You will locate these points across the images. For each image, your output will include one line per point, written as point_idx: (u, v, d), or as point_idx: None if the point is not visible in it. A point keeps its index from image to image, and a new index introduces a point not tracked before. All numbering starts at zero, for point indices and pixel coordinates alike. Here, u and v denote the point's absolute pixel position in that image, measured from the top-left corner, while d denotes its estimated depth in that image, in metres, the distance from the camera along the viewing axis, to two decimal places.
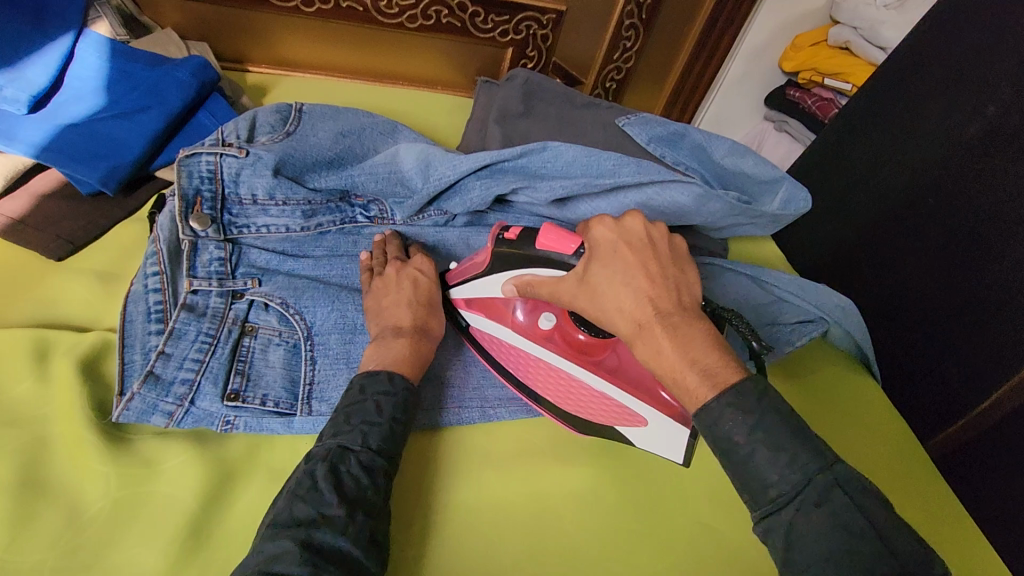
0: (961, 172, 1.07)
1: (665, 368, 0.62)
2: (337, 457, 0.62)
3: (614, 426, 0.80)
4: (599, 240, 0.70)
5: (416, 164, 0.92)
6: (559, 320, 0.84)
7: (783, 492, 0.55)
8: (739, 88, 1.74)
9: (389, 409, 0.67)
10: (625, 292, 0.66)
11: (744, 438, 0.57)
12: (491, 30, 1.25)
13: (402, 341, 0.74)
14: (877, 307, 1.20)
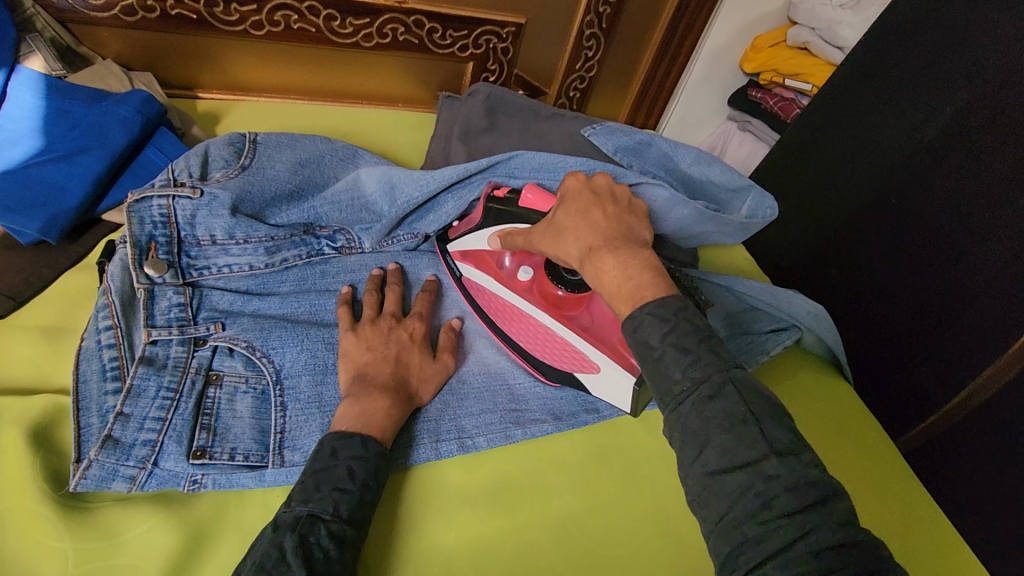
0: (919, 169, 0.87)
1: (606, 286, 0.53)
2: (306, 527, 0.46)
3: (573, 373, 0.68)
4: (570, 188, 0.62)
5: (380, 184, 0.74)
6: (537, 273, 0.70)
7: (687, 389, 0.44)
8: (703, 90, 1.30)
9: (364, 474, 0.51)
10: (581, 228, 0.57)
11: (659, 339, 0.46)
12: (450, 45, 0.98)
13: (381, 398, 0.56)
14: (848, 307, 0.96)
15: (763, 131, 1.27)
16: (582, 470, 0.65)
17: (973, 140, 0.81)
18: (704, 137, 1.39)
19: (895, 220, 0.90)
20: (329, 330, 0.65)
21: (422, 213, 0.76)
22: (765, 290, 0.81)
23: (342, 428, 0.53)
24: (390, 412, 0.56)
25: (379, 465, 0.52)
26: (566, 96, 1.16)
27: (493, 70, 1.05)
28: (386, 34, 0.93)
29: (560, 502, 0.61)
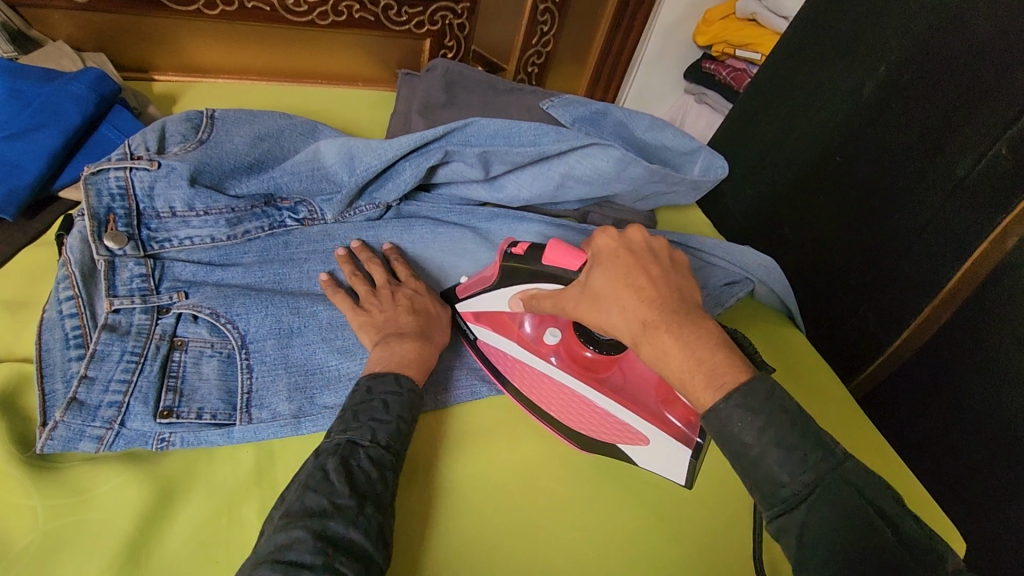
0: (859, 130, 0.92)
1: (672, 373, 0.48)
2: (347, 450, 0.51)
3: (616, 444, 0.64)
4: (602, 249, 0.55)
5: (339, 154, 0.74)
6: (564, 334, 0.68)
7: (797, 492, 0.44)
8: (659, 65, 1.33)
9: (398, 407, 0.55)
10: (631, 302, 0.50)
11: (755, 437, 0.44)
12: (405, 22, 0.99)
13: (410, 342, 0.61)
14: (799, 265, 1.01)
15: (719, 102, 1.31)
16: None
17: (904, 95, 0.86)
18: (663, 111, 1.43)
19: (840, 178, 0.94)
20: (294, 297, 0.66)
21: (382, 183, 0.78)
22: (719, 245, 0.86)
23: (377, 368, 0.58)
24: (419, 353, 0.61)
25: (411, 400, 0.57)
26: (524, 73, 1.18)
27: (450, 46, 1.06)
28: (342, 12, 0.94)
29: (541, 438, 0.66)
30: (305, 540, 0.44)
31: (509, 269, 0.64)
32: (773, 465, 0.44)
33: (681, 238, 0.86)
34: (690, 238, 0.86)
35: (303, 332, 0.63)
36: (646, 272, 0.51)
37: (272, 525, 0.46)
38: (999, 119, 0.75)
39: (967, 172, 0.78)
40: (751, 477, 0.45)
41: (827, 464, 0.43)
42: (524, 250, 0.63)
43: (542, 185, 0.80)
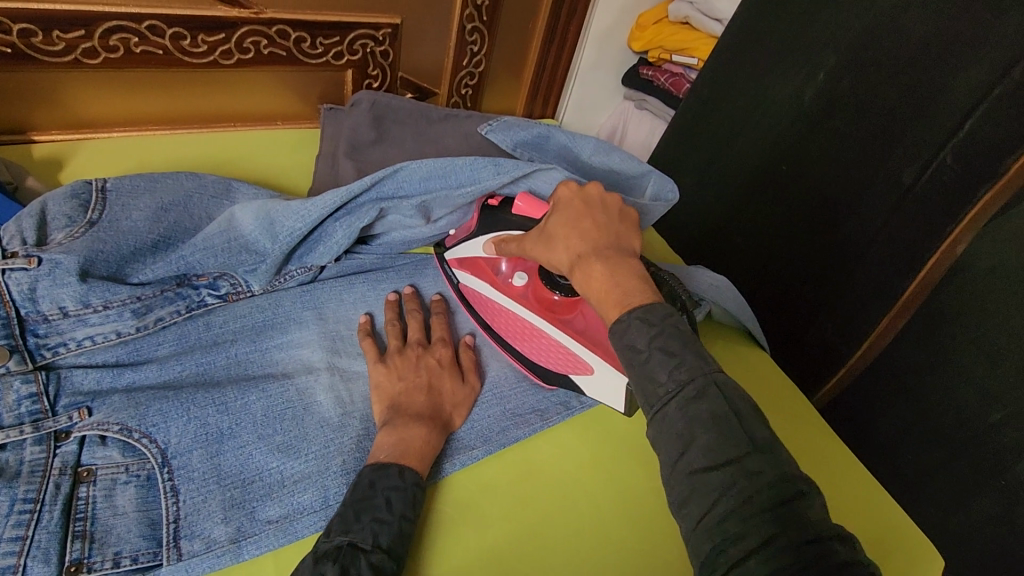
0: (803, 138, 0.91)
1: (593, 292, 0.53)
2: (348, 558, 0.46)
3: (565, 375, 0.66)
4: (561, 199, 0.61)
5: (257, 220, 0.66)
6: (531, 278, 0.69)
7: (671, 391, 0.44)
8: (597, 74, 1.29)
9: (401, 504, 0.51)
10: (572, 236, 0.57)
11: (645, 343, 0.46)
12: (321, 54, 0.91)
13: (418, 427, 0.57)
14: (754, 277, 1.00)
15: (660, 107, 1.28)
16: (554, 462, 0.64)
17: (846, 101, 0.85)
18: (604, 118, 1.39)
19: (787, 188, 0.93)
20: (221, 391, 0.58)
21: (311, 245, 0.71)
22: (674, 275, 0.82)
23: (379, 460, 0.54)
24: (428, 440, 0.57)
25: (416, 495, 0.53)
26: (458, 95, 1.11)
27: (375, 75, 0.98)
28: (248, 49, 0.85)
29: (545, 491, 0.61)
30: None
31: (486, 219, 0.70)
32: (654, 365, 0.45)
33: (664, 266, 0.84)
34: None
35: (234, 434, 0.56)
36: (592, 218, 0.57)
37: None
38: (939, 125, 0.75)
39: (913, 180, 0.78)
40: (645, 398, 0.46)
41: (699, 368, 0.44)
42: (499, 202, 0.70)
43: None
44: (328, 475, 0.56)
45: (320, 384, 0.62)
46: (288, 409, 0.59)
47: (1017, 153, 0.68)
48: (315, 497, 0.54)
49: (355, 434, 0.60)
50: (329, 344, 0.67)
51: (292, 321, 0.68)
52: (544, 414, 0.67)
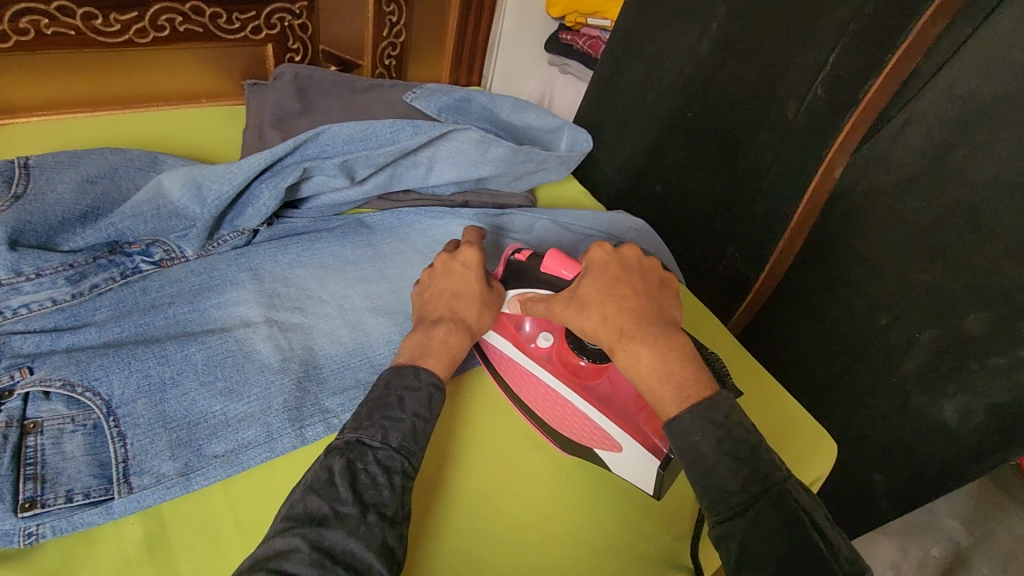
0: (705, 85, 0.99)
1: (643, 379, 0.52)
2: (355, 453, 0.49)
3: (593, 449, 0.63)
4: (591, 259, 0.59)
5: (185, 186, 0.69)
6: (557, 339, 0.67)
7: (743, 500, 0.46)
8: (519, 40, 1.34)
9: (414, 404, 0.53)
10: (610, 308, 0.55)
11: (713, 447, 0.47)
12: (239, 30, 0.93)
13: (440, 326, 0.60)
14: (674, 218, 1.08)
15: (581, 70, 1.34)
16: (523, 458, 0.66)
17: (737, 49, 0.93)
18: (531, 86, 1.45)
19: (696, 132, 1.01)
20: (161, 346, 0.62)
21: (240, 208, 0.74)
22: (588, 218, 0.89)
23: (398, 364, 0.57)
24: (449, 338, 0.60)
25: (433, 394, 0.55)
26: (383, 66, 1.14)
27: (296, 49, 1.01)
28: (163, 26, 0.87)
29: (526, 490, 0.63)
30: (300, 549, 0.42)
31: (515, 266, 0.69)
32: (724, 475, 0.47)
33: (583, 216, 0.90)
34: (559, 216, 0.89)
35: (177, 382, 0.60)
36: (632, 288, 0.56)
37: (272, 527, 0.45)
38: (813, 63, 0.84)
39: (795, 113, 0.87)
40: (702, 483, 0.48)
41: (772, 477, 0.46)
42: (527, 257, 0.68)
43: (413, 173, 0.80)
44: (271, 412, 0.60)
45: (259, 335, 0.66)
46: (228, 358, 0.63)
47: (871, 79, 0.79)
48: (259, 432, 0.58)
49: (295, 375, 0.64)
50: (266, 300, 0.70)
51: (229, 281, 0.71)
52: None
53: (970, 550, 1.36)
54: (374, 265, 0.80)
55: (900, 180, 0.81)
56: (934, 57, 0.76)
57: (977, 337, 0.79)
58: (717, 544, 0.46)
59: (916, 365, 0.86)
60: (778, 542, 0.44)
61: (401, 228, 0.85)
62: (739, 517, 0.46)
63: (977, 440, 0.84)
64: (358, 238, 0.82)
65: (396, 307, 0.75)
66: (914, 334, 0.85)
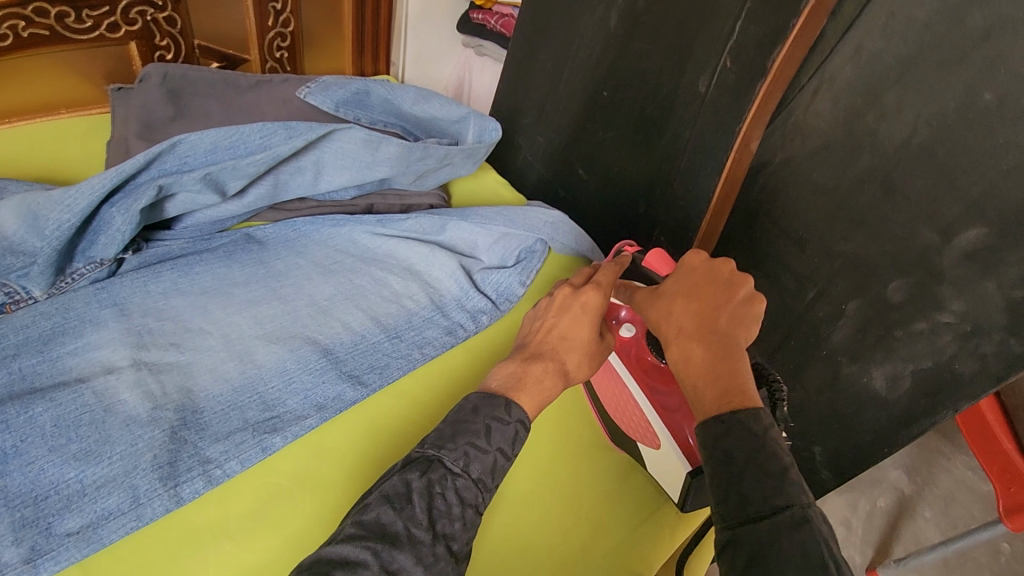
0: (618, 61, 0.94)
1: (689, 377, 0.51)
2: (435, 475, 0.46)
3: (635, 440, 0.65)
4: (683, 264, 0.59)
5: (19, 218, 0.60)
6: (638, 334, 0.66)
7: (762, 510, 0.41)
8: (428, 23, 1.26)
9: (500, 438, 0.50)
10: (679, 308, 0.55)
11: (746, 454, 0.44)
12: (93, 27, 0.82)
13: (540, 364, 0.57)
14: (601, 201, 1.05)
15: (495, 51, 1.27)
16: (576, 438, 0.70)
17: (645, 20, 0.89)
18: (448, 70, 1.37)
19: (614, 111, 0.98)
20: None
21: (93, 236, 0.65)
22: (499, 214, 0.83)
23: (489, 390, 0.54)
24: (547, 381, 0.56)
25: (519, 432, 0.51)
26: (273, 59, 1.04)
27: (166, 46, 0.90)
28: (4, 33, 0.75)
29: (557, 485, 0.66)
30: (366, 567, 0.41)
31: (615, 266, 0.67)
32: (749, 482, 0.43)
33: (496, 213, 0.84)
34: (469, 212, 0.83)
35: (20, 451, 0.51)
36: (713, 297, 0.54)
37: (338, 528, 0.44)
38: (720, 33, 0.80)
39: (706, 87, 0.84)
40: (720, 484, 0.44)
41: (796, 496, 0.41)
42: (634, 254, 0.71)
43: (299, 179, 0.72)
44: (137, 473, 0.52)
45: (124, 382, 0.58)
46: (85, 414, 0.55)
47: (778, 45, 0.74)
48: (123, 499, 0.51)
49: (169, 425, 0.56)
50: (133, 340, 0.61)
51: (88, 321, 0.62)
52: (383, 371, 0.67)
53: (913, 497, 1.40)
54: (271, 282, 0.72)
55: (814, 150, 0.80)
56: (839, 21, 0.73)
57: (898, 304, 0.80)
58: (723, 551, 0.42)
59: (844, 336, 0.87)
60: (793, 560, 0.38)
61: (297, 240, 0.78)
62: (756, 523, 0.41)
63: (906, 405, 0.85)
64: (247, 256, 0.74)
65: (291, 330, 0.68)
66: (840, 305, 0.85)
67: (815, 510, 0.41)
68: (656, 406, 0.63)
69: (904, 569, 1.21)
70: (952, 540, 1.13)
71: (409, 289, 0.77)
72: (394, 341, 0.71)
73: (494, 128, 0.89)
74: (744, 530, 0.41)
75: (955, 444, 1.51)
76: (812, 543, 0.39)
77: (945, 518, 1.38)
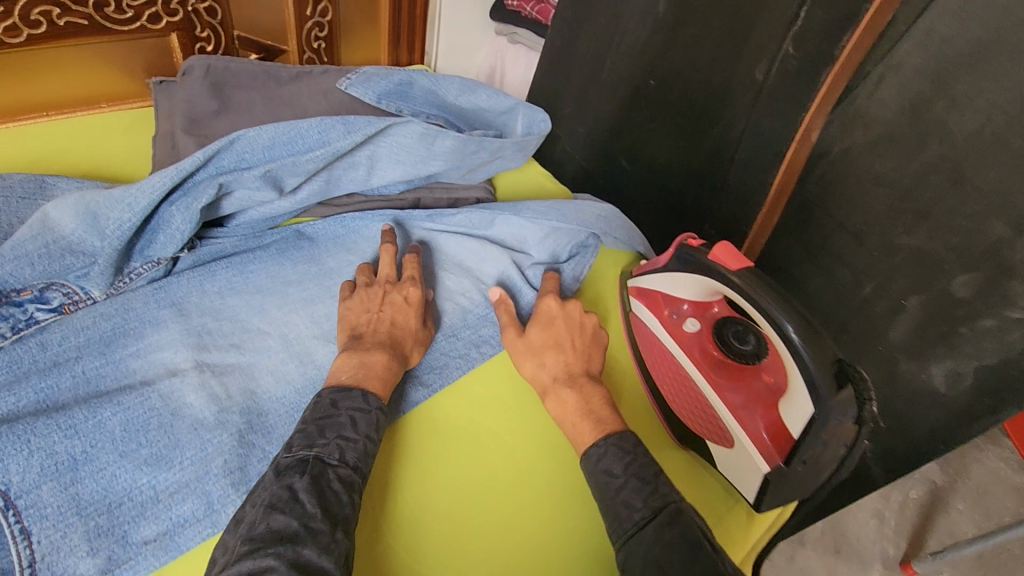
0: (666, 49, 0.91)
1: (568, 419, 0.58)
2: (317, 469, 0.48)
3: (705, 438, 0.63)
4: (541, 309, 0.68)
5: (77, 216, 0.58)
6: (704, 330, 0.68)
7: (644, 515, 0.50)
8: (463, 12, 1.23)
9: (365, 425, 0.53)
10: (547, 357, 0.63)
11: (622, 470, 0.52)
12: (133, 19, 0.80)
13: (379, 352, 0.60)
14: (643, 194, 1.03)
15: (531, 39, 1.24)
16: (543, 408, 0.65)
17: (696, 6, 0.86)
18: (482, 58, 1.34)
19: (657, 101, 0.95)
20: (67, 413, 0.52)
21: (151, 235, 0.63)
22: (552, 208, 0.80)
23: (341, 384, 0.56)
24: (389, 366, 0.59)
25: (379, 418, 0.55)
26: (311, 50, 1.01)
27: (206, 37, 0.88)
28: (38, 22, 0.73)
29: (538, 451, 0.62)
30: (277, 569, 0.41)
31: (682, 261, 0.67)
32: (631, 493, 0.51)
33: (547, 206, 0.81)
34: (519, 206, 0.81)
35: (92, 457, 0.50)
36: (568, 343, 0.64)
37: (231, 555, 0.42)
38: (781, 20, 0.78)
39: (765, 76, 0.82)
40: (605, 502, 0.52)
41: (669, 497, 0.51)
42: (700, 243, 0.67)
43: (353, 175, 0.71)
44: (209, 479, 0.51)
45: (189, 384, 0.57)
46: (152, 419, 0.54)
47: (848, 33, 0.73)
48: (197, 506, 0.50)
49: (236, 429, 0.55)
50: (194, 341, 0.60)
51: (148, 322, 0.61)
52: (443, 372, 0.66)
53: (945, 489, 1.38)
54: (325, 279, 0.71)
55: (877, 140, 0.77)
56: (911, 5, 0.70)
57: (966, 300, 0.75)
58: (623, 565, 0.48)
59: (903, 332, 0.84)
60: (676, 551, 0.46)
61: (347, 237, 0.76)
62: (644, 530, 0.49)
63: (968, 403, 0.81)
64: (298, 253, 0.72)
65: None
66: (900, 301, 0.82)
67: (685, 505, 0.51)
68: (725, 404, 0.62)
69: (940, 563, 1.19)
70: (992, 534, 1.11)
71: (462, 287, 0.75)
72: (451, 339, 0.69)
73: (544, 119, 0.85)
74: (635, 540, 0.48)
75: (986, 434, 1.49)
76: (687, 528, 0.48)
77: (978, 509, 1.36)
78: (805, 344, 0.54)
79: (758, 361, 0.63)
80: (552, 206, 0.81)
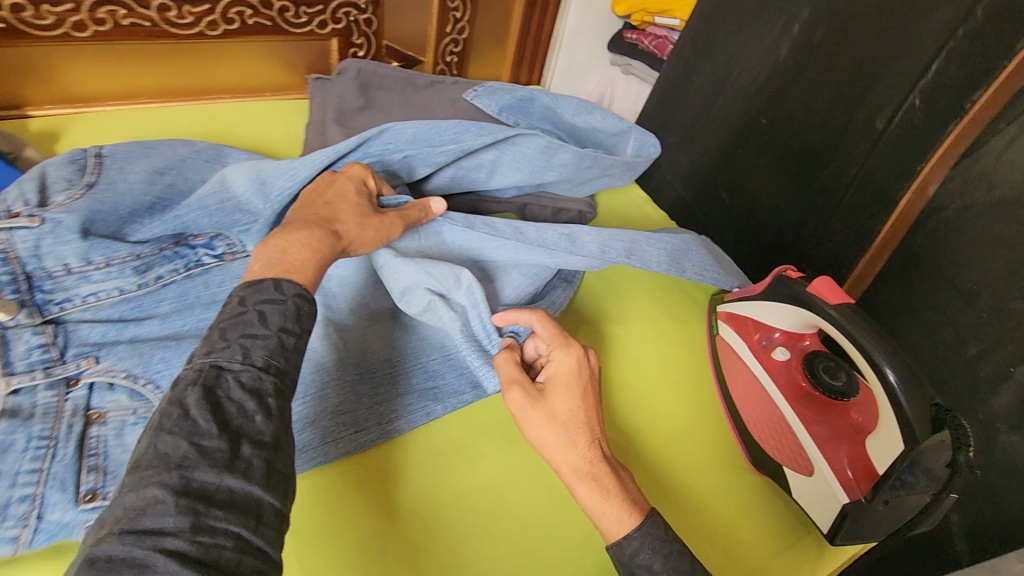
0: (781, 90, 0.94)
1: (605, 518, 0.51)
2: (210, 379, 0.41)
3: (783, 467, 0.63)
4: (559, 371, 0.58)
5: (249, 181, 0.68)
6: (792, 359, 0.70)
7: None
8: (584, 42, 1.31)
9: (279, 317, 0.46)
10: (581, 440, 0.54)
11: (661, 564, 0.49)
12: (305, 24, 0.93)
13: (305, 232, 0.54)
14: (736, 225, 1.05)
15: (643, 71, 1.29)
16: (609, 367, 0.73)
17: (820, 52, 0.88)
18: (591, 85, 1.42)
19: (764, 139, 0.98)
20: None
21: None
22: (507, 224, 0.71)
23: (256, 275, 0.49)
24: (325, 252, 0.54)
25: (299, 306, 0.48)
26: (443, 62, 1.13)
27: (360, 44, 1.01)
28: (233, 19, 0.87)
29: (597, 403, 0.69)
30: (165, 500, 0.36)
31: (780, 291, 0.69)
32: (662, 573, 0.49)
33: (512, 225, 0.71)
34: (473, 218, 0.71)
35: None
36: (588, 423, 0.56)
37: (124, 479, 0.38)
38: (909, 72, 0.79)
39: (885, 125, 0.83)
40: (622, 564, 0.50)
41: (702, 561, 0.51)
42: (799, 275, 0.69)
43: (475, 175, 0.79)
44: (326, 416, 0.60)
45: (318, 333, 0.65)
46: None
47: (981, 88, 0.74)
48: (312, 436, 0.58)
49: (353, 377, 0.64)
50: None
51: None
52: None
53: None
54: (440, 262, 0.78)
55: (1003, 200, 0.76)
56: None
57: None
58: None
59: (1007, 402, 0.78)
60: None
61: None
62: None
63: None
64: None
65: None
66: (1006, 367, 0.77)
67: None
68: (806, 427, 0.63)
69: None
70: None
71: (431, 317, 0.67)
72: None
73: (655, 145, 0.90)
74: None
75: None
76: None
77: None
78: (905, 388, 0.54)
79: (846, 399, 0.64)
80: (512, 223, 0.71)
